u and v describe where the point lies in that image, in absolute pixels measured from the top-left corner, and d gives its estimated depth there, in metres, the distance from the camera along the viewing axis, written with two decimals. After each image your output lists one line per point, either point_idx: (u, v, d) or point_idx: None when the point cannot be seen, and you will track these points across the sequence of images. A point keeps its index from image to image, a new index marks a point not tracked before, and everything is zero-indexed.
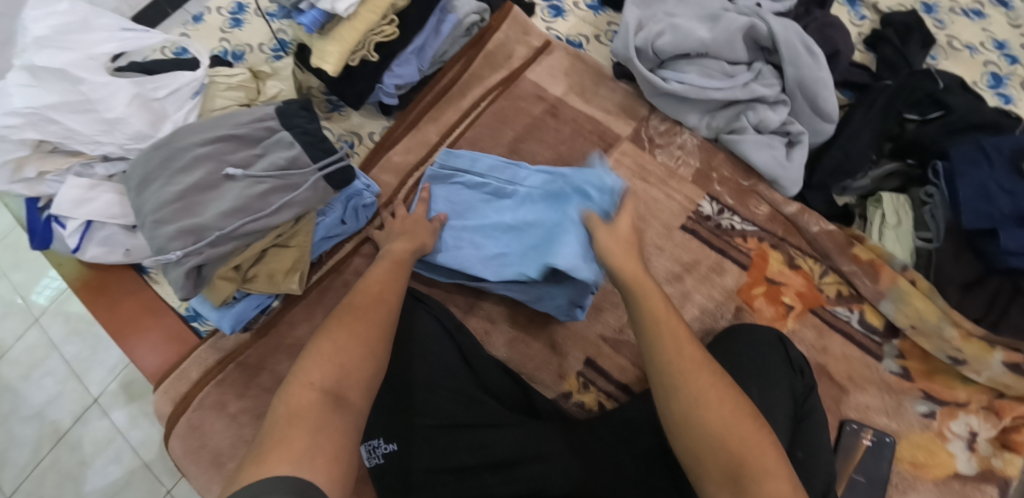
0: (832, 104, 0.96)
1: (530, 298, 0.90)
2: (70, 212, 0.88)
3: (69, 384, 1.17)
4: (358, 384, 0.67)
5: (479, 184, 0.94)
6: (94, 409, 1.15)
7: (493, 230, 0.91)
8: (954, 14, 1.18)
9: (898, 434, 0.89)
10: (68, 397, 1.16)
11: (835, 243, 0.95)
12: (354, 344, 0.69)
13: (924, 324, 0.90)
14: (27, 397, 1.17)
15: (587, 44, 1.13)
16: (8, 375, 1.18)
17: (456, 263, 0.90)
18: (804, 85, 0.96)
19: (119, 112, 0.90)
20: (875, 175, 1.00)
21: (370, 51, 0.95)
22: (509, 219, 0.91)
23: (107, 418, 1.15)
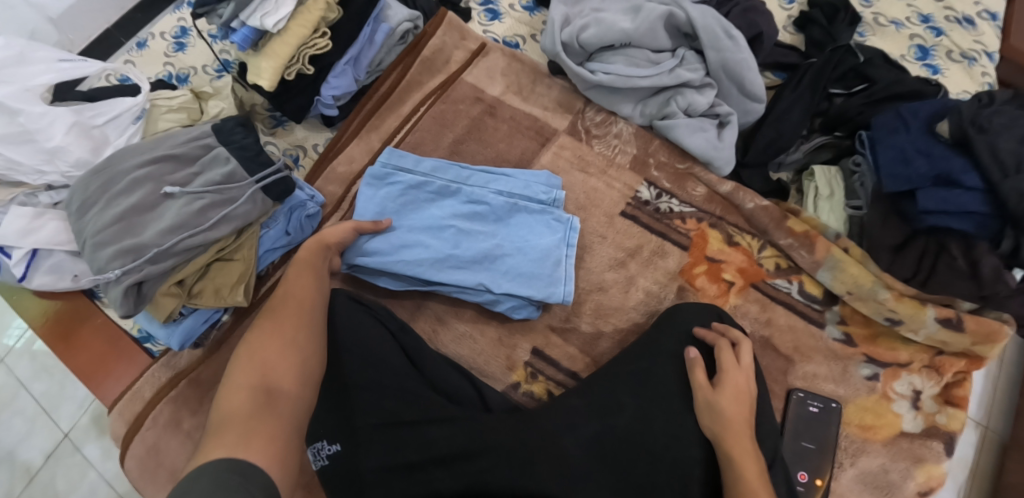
0: (758, 82, 0.99)
1: (484, 300, 0.91)
2: (14, 243, 0.88)
3: (39, 423, 1.17)
4: (286, 375, 0.74)
5: (421, 181, 0.95)
6: (66, 444, 1.15)
7: (433, 231, 0.93)
8: None
9: (845, 399, 0.91)
10: (39, 436, 1.16)
11: (771, 218, 0.97)
12: (278, 341, 0.76)
13: (860, 289, 0.91)
14: None
15: (524, 44, 1.15)
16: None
17: (388, 262, 0.90)
18: (727, 67, 0.99)
19: (58, 142, 0.91)
20: (806, 148, 1.02)
21: (306, 64, 0.97)
22: (461, 222, 0.93)
23: (80, 453, 1.15)
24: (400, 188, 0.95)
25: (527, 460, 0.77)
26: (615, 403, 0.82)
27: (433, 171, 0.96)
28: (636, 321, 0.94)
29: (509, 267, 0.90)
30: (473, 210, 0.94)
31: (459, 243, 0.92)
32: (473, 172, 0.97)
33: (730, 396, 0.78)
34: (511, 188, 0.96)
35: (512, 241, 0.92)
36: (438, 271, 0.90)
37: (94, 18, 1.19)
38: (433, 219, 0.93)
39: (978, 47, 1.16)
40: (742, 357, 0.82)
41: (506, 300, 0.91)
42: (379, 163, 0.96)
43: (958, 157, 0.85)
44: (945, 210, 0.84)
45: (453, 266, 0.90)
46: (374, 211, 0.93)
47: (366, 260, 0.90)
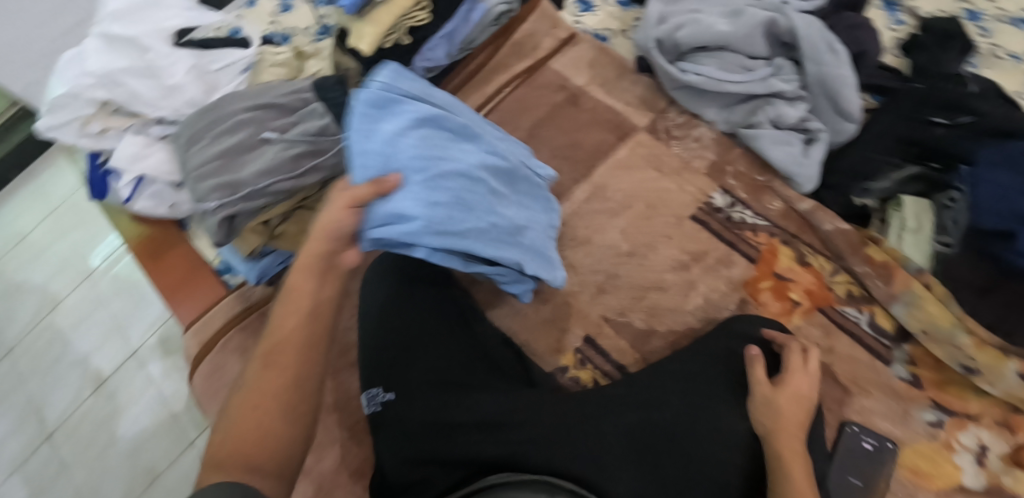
0: (856, 101, 0.95)
1: (507, 281, 0.87)
2: (125, 166, 0.96)
3: (112, 336, 1.27)
4: (272, 445, 0.66)
5: (433, 115, 0.81)
6: (133, 360, 1.25)
7: (455, 183, 0.78)
8: (1000, 23, 1.13)
9: (901, 441, 0.86)
10: (111, 348, 1.26)
11: (848, 243, 0.93)
12: (264, 400, 0.67)
13: (936, 330, 0.87)
14: (75, 344, 1.27)
15: (613, 38, 1.15)
16: (60, 323, 1.29)
17: (406, 228, 0.73)
18: (825, 82, 0.95)
19: (176, 80, 0.98)
20: (897, 178, 0.95)
21: (403, 34, 1.02)
22: (489, 178, 0.82)
23: (143, 370, 1.24)
24: (411, 122, 0.79)
25: (568, 438, 0.75)
26: (662, 397, 0.81)
27: (447, 111, 0.84)
28: (690, 326, 0.93)
29: (534, 247, 0.86)
30: (494, 163, 0.84)
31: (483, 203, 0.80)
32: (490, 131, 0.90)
33: (788, 396, 0.79)
34: (517, 156, 0.90)
35: (528, 219, 0.87)
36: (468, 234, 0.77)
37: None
38: (460, 167, 0.79)
39: None
40: (810, 364, 0.82)
41: (519, 283, 0.88)
42: (383, 98, 0.79)
43: None
44: None
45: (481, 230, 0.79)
46: (385, 162, 0.76)
47: (382, 229, 0.73)
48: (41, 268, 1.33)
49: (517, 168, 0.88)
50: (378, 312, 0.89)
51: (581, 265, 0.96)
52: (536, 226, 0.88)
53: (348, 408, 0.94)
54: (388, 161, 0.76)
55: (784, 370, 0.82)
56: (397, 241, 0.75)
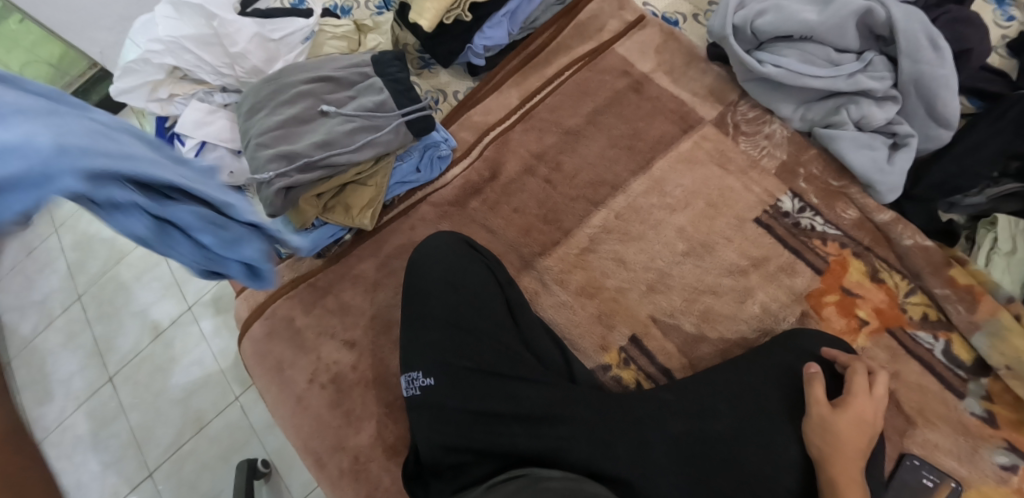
0: (956, 105, 0.86)
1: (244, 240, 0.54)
2: (189, 132, 0.97)
3: (171, 290, 1.27)
4: None
5: None
6: (188, 315, 1.25)
7: (113, 143, 0.47)
8: None
9: (967, 482, 0.79)
10: (169, 302, 1.26)
11: (929, 262, 0.85)
12: None
13: (1021, 367, 0.78)
14: (136, 296, 1.28)
15: (684, 23, 1.08)
16: (123, 275, 1.30)
17: (30, 163, 0.40)
18: (922, 82, 0.86)
19: (241, 47, 0.99)
20: (993, 193, 0.88)
21: (465, 11, 0.97)
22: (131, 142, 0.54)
23: (197, 325, 1.24)
24: None
25: (609, 441, 0.73)
26: (713, 407, 0.76)
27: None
28: (744, 335, 0.87)
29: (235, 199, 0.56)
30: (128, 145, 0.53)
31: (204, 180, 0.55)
32: None
33: (851, 422, 0.72)
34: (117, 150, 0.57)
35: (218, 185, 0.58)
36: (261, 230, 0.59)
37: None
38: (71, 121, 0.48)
39: None
40: (877, 387, 0.75)
41: (248, 243, 0.54)
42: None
43: None
44: None
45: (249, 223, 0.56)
46: None
47: None
48: None
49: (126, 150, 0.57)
50: (418, 295, 0.86)
51: (631, 261, 0.92)
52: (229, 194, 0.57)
53: (384, 386, 0.93)
54: None
55: (849, 392, 0.74)
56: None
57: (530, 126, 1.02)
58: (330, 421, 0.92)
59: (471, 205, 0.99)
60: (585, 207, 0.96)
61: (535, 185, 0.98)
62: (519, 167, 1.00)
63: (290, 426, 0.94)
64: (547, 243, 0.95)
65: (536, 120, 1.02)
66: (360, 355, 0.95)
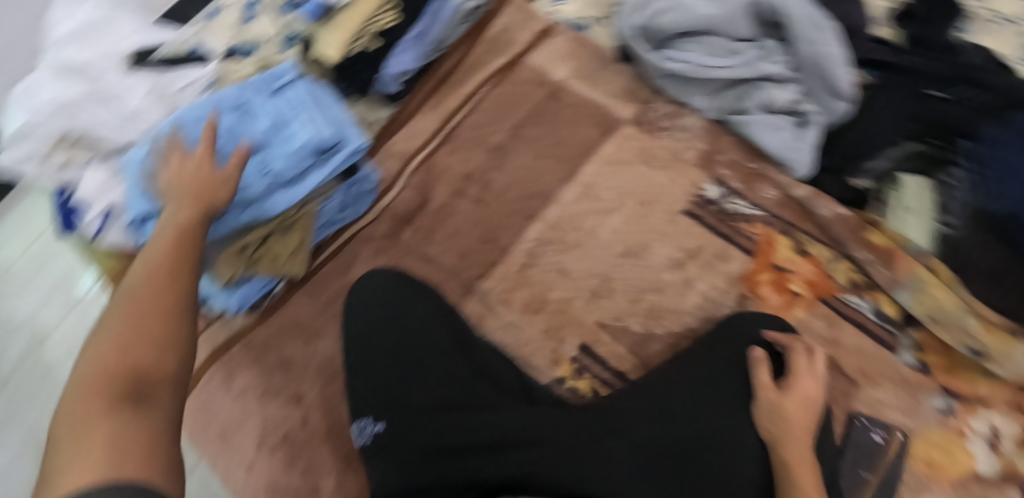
0: (849, 78, 0.90)
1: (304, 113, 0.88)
2: (91, 200, 0.91)
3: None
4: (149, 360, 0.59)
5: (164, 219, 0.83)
6: None
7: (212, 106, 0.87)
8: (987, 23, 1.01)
9: (912, 431, 0.85)
10: None
11: (848, 228, 0.89)
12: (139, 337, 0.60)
13: (943, 315, 0.84)
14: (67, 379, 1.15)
15: (593, 28, 1.08)
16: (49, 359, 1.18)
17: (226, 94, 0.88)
18: (815, 61, 0.91)
19: (133, 107, 0.94)
20: (896, 155, 0.91)
21: (372, 39, 0.96)
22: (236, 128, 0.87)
23: None
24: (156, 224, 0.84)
25: (575, 459, 0.73)
26: (669, 406, 0.79)
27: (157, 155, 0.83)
28: (690, 326, 0.90)
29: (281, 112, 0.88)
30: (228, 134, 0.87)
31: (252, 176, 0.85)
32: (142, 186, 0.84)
33: (798, 402, 0.76)
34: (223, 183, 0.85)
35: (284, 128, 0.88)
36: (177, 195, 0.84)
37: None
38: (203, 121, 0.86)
39: None
40: (817, 365, 0.79)
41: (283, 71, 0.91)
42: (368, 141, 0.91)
43: None
44: None
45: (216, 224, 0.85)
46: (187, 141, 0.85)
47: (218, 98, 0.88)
48: (22, 300, 1.20)
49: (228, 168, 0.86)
50: (361, 343, 0.85)
51: (573, 270, 0.93)
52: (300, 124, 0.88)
53: (342, 435, 0.91)
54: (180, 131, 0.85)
55: (792, 374, 0.79)
56: (227, 104, 0.88)
57: (455, 148, 1.02)
58: (290, 481, 0.89)
59: (404, 235, 0.98)
60: (520, 222, 0.96)
61: (467, 207, 0.98)
62: (449, 192, 0.99)
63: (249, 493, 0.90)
64: (487, 264, 0.94)
65: (461, 140, 1.02)
66: (312, 408, 0.92)
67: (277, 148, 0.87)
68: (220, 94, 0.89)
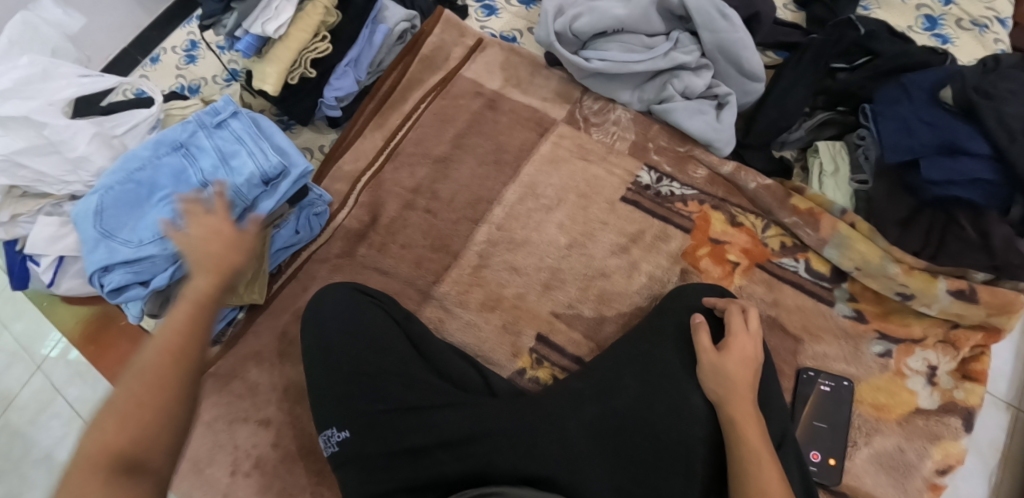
0: (757, 61, 0.98)
1: (247, 144, 0.91)
2: (43, 249, 0.94)
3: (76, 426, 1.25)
4: None
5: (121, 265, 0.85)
6: None
7: (159, 149, 0.91)
8: None
9: (857, 378, 0.89)
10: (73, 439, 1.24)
11: (775, 197, 0.96)
12: None
13: (868, 265, 0.89)
14: (36, 439, 1.26)
15: (522, 38, 1.15)
16: (18, 421, 1.27)
17: (170, 135, 0.91)
18: (724, 48, 0.98)
19: (81, 152, 0.95)
20: (809, 126, 1.01)
21: (308, 67, 1.00)
22: (183, 168, 0.90)
23: None
24: (114, 274, 0.86)
25: (534, 442, 0.76)
26: (618, 384, 0.82)
27: (107, 202, 0.86)
28: (639, 305, 0.94)
29: (226, 148, 0.91)
30: (176, 175, 0.90)
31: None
32: (93, 235, 0.86)
33: (737, 360, 0.79)
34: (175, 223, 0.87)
35: (230, 163, 0.91)
36: (122, 237, 0.86)
37: (111, 37, 1.20)
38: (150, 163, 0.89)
39: (989, 14, 1.07)
40: (751, 323, 0.83)
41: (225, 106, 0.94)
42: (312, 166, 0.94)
43: (963, 125, 0.82)
44: (950, 180, 0.82)
45: (164, 265, 0.87)
46: (137, 186, 0.88)
47: (165, 140, 0.91)
48: None
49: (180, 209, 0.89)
50: (321, 358, 0.87)
51: (524, 265, 0.97)
52: (244, 156, 0.91)
53: (312, 453, 0.92)
54: (127, 177, 0.88)
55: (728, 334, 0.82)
56: (172, 145, 0.91)
57: (399, 164, 1.05)
58: None
59: (359, 252, 1.01)
60: (469, 226, 1.00)
61: (417, 217, 1.01)
62: (397, 206, 1.03)
63: None
64: (440, 270, 0.98)
65: (403, 157, 1.05)
66: (281, 431, 0.93)
67: (223, 181, 0.90)
68: (164, 135, 0.92)
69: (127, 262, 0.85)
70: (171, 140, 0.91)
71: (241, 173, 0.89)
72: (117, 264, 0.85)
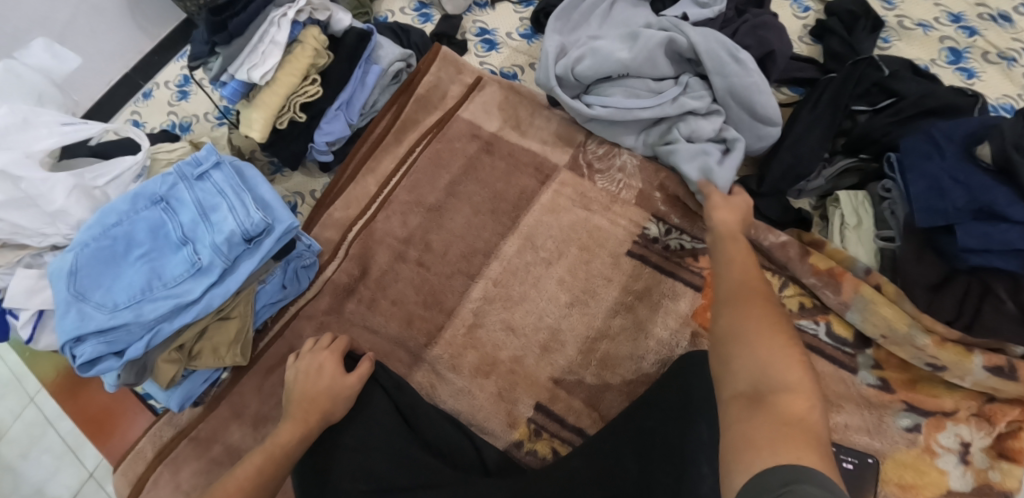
0: (770, 103, 0.91)
1: (231, 195, 0.87)
2: (23, 304, 0.91)
3: (64, 459, 1.39)
4: None
5: (93, 334, 0.80)
6: (91, 482, 1.37)
7: (137, 202, 0.86)
8: (906, 30, 1.02)
9: (881, 453, 0.82)
10: (65, 473, 1.38)
11: (791, 254, 0.89)
12: None
13: (894, 333, 0.82)
14: (26, 475, 1.40)
15: (522, 74, 1.08)
16: (10, 454, 1.43)
17: (149, 187, 0.87)
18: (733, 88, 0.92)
19: (60, 205, 0.91)
20: (829, 174, 0.94)
21: (297, 112, 0.96)
22: (163, 221, 0.86)
23: (104, 490, 1.37)
24: (84, 344, 0.80)
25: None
26: (619, 462, 0.76)
27: (80, 261, 0.82)
28: (645, 370, 0.88)
29: (207, 200, 0.87)
30: (155, 230, 0.85)
31: (180, 270, 0.84)
32: (62, 298, 0.80)
33: (721, 201, 0.77)
34: (153, 284, 0.83)
35: (211, 215, 0.86)
36: (95, 301, 0.81)
37: (117, 61, 1.25)
38: (128, 217, 0.85)
39: (1018, 46, 0.99)
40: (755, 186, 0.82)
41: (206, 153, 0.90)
42: (299, 221, 0.90)
43: (1001, 186, 0.75)
44: (987, 248, 0.74)
45: (140, 332, 0.82)
46: (112, 243, 0.84)
47: (143, 190, 0.87)
48: None
49: (158, 268, 0.84)
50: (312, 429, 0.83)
51: (522, 326, 0.91)
52: (225, 208, 0.86)
53: None
54: (102, 232, 0.84)
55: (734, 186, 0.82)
56: (152, 196, 0.87)
57: (391, 213, 0.99)
58: None
59: (347, 309, 0.95)
60: (463, 281, 0.94)
61: (408, 272, 0.96)
62: (388, 258, 0.97)
63: None
64: (432, 330, 0.92)
65: (397, 204, 1.00)
66: None
67: (203, 237, 0.85)
68: (142, 187, 0.87)
69: (100, 331, 0.80)
70: (150, 191, 0.87)
71: (222, 229, 0.84)
72: (89, 333, 0.80)
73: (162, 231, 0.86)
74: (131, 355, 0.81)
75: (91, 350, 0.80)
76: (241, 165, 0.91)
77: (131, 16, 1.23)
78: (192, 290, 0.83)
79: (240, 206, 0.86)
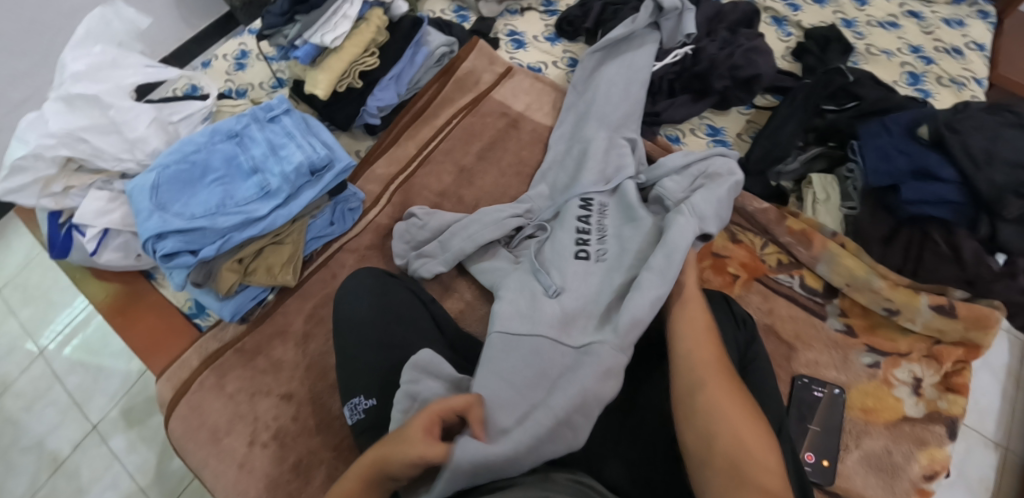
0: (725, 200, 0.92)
1: (301, 137, 0.99)
2: (90, 221, 0.98)
3: (71, 414, 1.27)
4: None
5: (171, 237, 0.90)
6: (94, 435, 1.25)
7: (215, 137, 0.98)
8: (871, 55, 1.24)
9: (847, 385, 0.95)
10: (68, 427, 1.26)
11: (770, 218, 1.04)
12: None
13: (856, 280, 0.97)
14: (28, 427, 1.27)
15: (547, 69, 1.27)
16: (11, 407, 1.29)
17: (227, 126, 1.00)
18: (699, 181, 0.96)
19: (140, 132, 1.01)
20: (804, 158, 1.11)
21: (355, 78, 1.11)
22: (237, 153, 0.97)
23: (106, 444, 1.24)
24: (161, 246, 0.90)
25: None
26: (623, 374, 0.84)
27: (164, 179, 0.93)
28: None
29: (279, 140, 0.99)
30: (230, 159, 0.97)
31: (249, 192, 0.95)
32: (147, 207, 0.91)
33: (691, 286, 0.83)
34: (227, 203, 0.93)
35: (282, 151, 0.98)
36: (175, 210, 0.92)
37: (157, 47, 1.52)
38: (207, 148, 0.97)
39: (966, 74, 1.20)
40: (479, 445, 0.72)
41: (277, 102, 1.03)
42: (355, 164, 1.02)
43: (934, 154, 0.94)
44: (923, 200, 0.93)
45: (213, 238, 0.92)
46: (192, 167, 0.95)
47: (221, 127, 0.99)
48: None
49: (231, 191, 0.95)
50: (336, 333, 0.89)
51: None
52: (295, 147, 0.98)
53: (330, 428, 0.94)
54: (184, 158, 0.95)
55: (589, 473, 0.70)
56: (229, 133, 0.99)
57: (429, 170, 1.14)
58: (280, 476, 0.91)
59: (388, 245, 1.09)
60: None
61: None
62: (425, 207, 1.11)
63: (235, 492, 0.90)
64: (462, 266, 1.05)
65: (433, 163, 1.14)
66: (300, 406, 0.95)
67: (272, 168, 0.96)
68: (219, 125, 0.99)
69: (180, 231, 0.90)
70: (229, 128, 0.99)
71: (294, 161, 0.96)
72: (170, 232, 0.90)
73: (235, 161, 0.97)
74: (205, 255, 0.91)
75: (169, 249, 0.90)
76: (304, 117, 1.03)
77: (179, 9, 1.52)
78: (260, 208, 0.94)
79: (311, 145, 0.98)
